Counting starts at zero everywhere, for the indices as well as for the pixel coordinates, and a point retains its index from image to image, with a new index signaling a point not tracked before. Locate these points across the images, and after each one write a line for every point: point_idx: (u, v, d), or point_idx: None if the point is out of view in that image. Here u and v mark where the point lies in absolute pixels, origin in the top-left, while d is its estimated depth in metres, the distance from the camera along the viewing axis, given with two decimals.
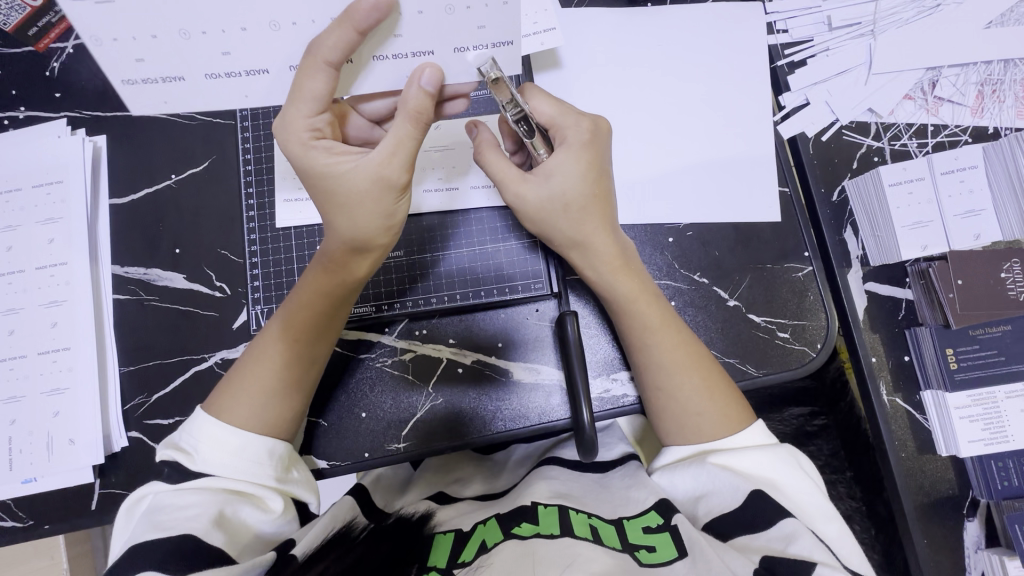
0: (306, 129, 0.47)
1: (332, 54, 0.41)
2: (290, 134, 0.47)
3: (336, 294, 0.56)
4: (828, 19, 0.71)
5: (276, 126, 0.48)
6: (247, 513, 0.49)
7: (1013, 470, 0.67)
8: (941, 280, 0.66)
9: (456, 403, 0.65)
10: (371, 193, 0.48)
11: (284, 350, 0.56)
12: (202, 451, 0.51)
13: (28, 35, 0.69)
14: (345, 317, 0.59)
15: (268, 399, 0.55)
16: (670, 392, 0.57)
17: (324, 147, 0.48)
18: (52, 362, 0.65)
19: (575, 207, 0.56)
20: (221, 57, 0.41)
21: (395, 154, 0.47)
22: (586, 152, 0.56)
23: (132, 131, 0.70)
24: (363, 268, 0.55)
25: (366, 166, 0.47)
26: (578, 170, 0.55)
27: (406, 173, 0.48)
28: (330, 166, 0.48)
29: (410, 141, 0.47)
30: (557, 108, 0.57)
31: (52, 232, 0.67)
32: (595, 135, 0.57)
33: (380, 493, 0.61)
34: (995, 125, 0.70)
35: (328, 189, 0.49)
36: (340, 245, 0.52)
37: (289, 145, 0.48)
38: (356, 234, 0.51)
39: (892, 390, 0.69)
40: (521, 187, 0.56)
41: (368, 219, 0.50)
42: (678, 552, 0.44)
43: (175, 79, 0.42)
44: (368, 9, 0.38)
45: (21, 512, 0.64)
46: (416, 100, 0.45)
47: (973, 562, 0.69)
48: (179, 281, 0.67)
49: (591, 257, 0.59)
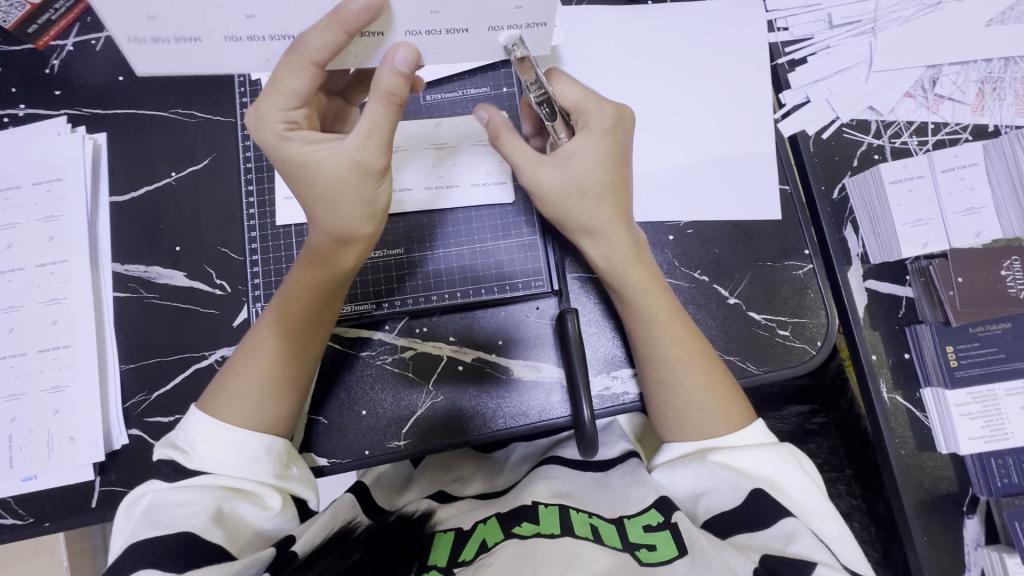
0: (279, 120, 0.48)
1: (319, 54, 0.42)
2: (264, 126, 0.48)
3: (324, 286, 0.56)
4: (829, 17, 0.71)
5: (250, 119, 0.49)
6: (245, 509, 0.49)
7: (1011, 467, 0.66)
8: (941, 278, 0.66)
9: (456, 402, 0.65)
10: (349, 178, 0.48)
11: (275, 345, 0.56)
12: (199, 449, 0.51)
13: (27, 32, 0.69)
14: (336, 309, 0.59)
15: (259, 395, 0.54)
16: (672, 388, 0.57)
17: (298, 137, 0.48)
18: (52, 360, 0.65)
19: (592, 193, 0.57)
20: (244, 20, 0.40)
21: (370, 138, 0.47)
22: (607, 138, 0.56)
23: (132, 128, 0.70)
24: (350, 258, 0.55)
25: (342, 153, 0.47)
26: (598, 156, 0.56)
27: (384, 156, 0.48)
28: (305, 155, 0.48)
29: (384, 124, 0.47)
30: (582, 93, 0.57)
31: (52, 229, 0.67)
32: (618, 122, 0.57)
33: (380, 491, 0.61)
34: (995, 123, 0.70)
35: (306, 178, 0.49)
36: (323, 236, 0.53)
37: (265, 138, 0.48)
38: (338, 223, 0.51)
39: (892, 387, 0.69)
40: (538, 170, 0.56)
41: (347, 207, 0.50)
42: (678, 551, 0.44)
43: (190, 40, 0.41)
44: (359, 11, 0.39)
45: (21, 510, 0.64)
46: (389, 81, 0.44)
47: (972, 560, 0.69)
48: (179, 279, 0.67)
49: (603, 245, 0.59)
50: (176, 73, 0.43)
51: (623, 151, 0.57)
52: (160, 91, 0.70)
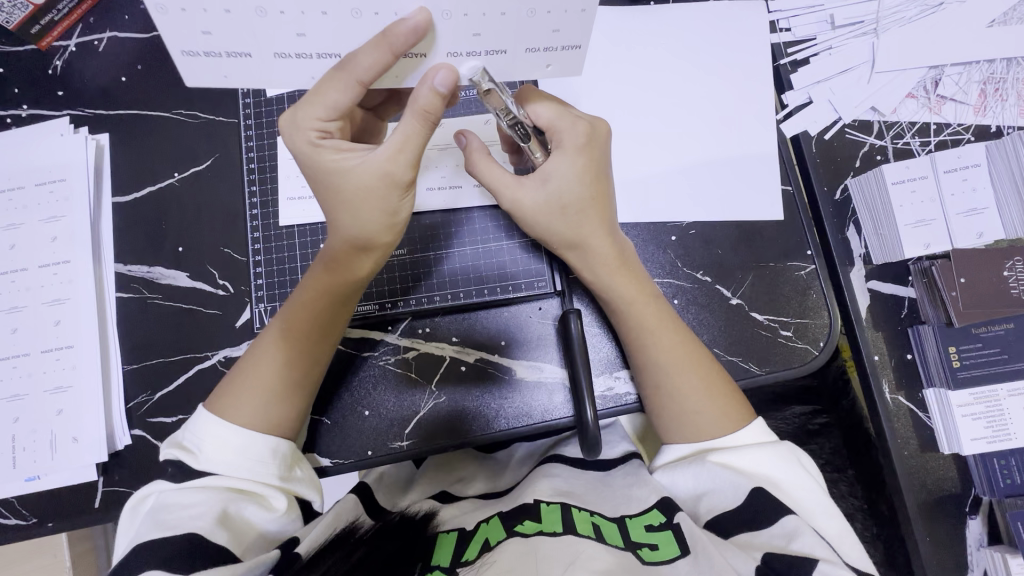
0: (313, 128, 0.48)
1: (365, 73, 0.42)
2: (298, 133, 0.48)
3: (341, 295, 0.56)
4: (830, 17, 0.71)
5: (286, 125, 0.49)
6: (250, 511, 0.49)
7: (1015, 467, 0.67)
8: (944, 277, 0.66)
9: (459, 403, 0.65)
10: (376, 189, 0.48)
11: (290, 351, 0.56)
12: (206, 451, 0.51)
13: (30, 33, 0.69)
14: (349, 317, 0.59)
15: (275, 398, 0.55)
16: (672, 390, 0.57)
17: (330, 146, 0.48)
18: (55, 361, 0.65)
19: (572, 210, 0.56)
20: (295, 38, 0.40)
21: (401, 153, 0.47)
22: (583, 155, 0.54)
23: (134, 129, 0.70)
24: (364, 268, 0.55)
25: (371, 164, 0.47)
26: (574, 173, 0.55)
27: (412, 171, 0.48)
28: (336, 164, 0.48)
29: (417, 140, 0.47)
30: (554, 109, 0.55)
31: (55, 230, 0.67)
32: (592, 137, 0.55)
33: (383, 491, 0.61)
34: (997, 124, 0.70)
35: (334, 186, 0.49)
36: (345, 244, 0.53)
37: (299, 144, 0.49)
38: (361, 233, 0.51)
39: (894, 388, 0.69)
40: (519, 193, 0.56)
41: (372, 217, 0.50)
42: (680, 550, 0.44)
43: (242, 55, 0.41)
44: (406, 33, 0.40)
45: (24, 510, 0.64)
46: (427, 100, 0.44)
47: (975, 561, 0.69)
48: (182, 279, 0.67)
49: (588, 259, 0.59)
50: (224, 87, 0.44)
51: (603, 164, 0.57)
52: (163, 91, 0.70)
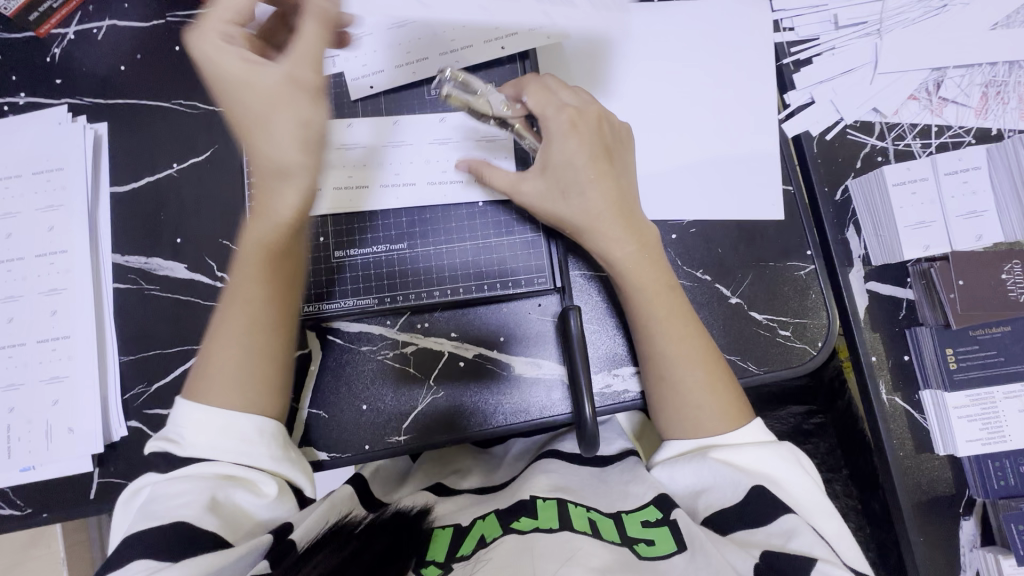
0: (219, 35, 0.54)
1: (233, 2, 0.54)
2: (206, 38, 0.54)
3: (276, 236, 0.56)
4: (834, 18, 0.71)
5: (195, 40, 0.54)
6: (239, 496, 0.49)
7: (1009, 470, 0.67)
8: (943, 279, 0.66)
9: (457, 398, 0.65)
10: (281, 90, 0.52)
11: (240, 308, 0.55)
12: (189, 437, 0.51)
13: (28, 20, 0.69)
14: (293, 275, 0.58)
15: (247, 363, 0.54)
16: (672, 384, 0.57)
17: (233, 51, 0.53)
18: (51, 351, 0.65)
19: (573, 190, 0.59)
20: None
21: (303, 56, 0.53)
22: (573, 136, 0.60)
23: (132, 118, 0.69)
24: (289, 201, 0.55)
25: (278, 68, 0.53)
26: (571, 152, 0.59)
27: (317, 73, 0.53)
28: (242, 71, 0.53)
29: (314, 45, 0.53)
30: (540, 100, 0.61)
31: (52, 220, 0.66)
32: (578, 119, 0.60)
33: (380, 483, 0.62)
34: (998, 126, 0.70)
35: (242, 94, 0.53)
36: (265, 173, 0.54)
37: (203, 50, 0.54)
38: (275, 152, 0.53)
39: (891, 389, 0.70)
40: (523, 184, 0.61)
41: (281, 126, 0.52)
42: (676, 545, 0.45)
43: None
44: None
45: (19, 500, 0.64)
46: (322, 7, 0.54)
47: (967, 561, 0.69)
48: (179, 271, 0.67)
49: (600, 238, 0.60)
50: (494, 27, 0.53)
51: (602, 134, 0.61)
52: (162, 81, 0.70)
